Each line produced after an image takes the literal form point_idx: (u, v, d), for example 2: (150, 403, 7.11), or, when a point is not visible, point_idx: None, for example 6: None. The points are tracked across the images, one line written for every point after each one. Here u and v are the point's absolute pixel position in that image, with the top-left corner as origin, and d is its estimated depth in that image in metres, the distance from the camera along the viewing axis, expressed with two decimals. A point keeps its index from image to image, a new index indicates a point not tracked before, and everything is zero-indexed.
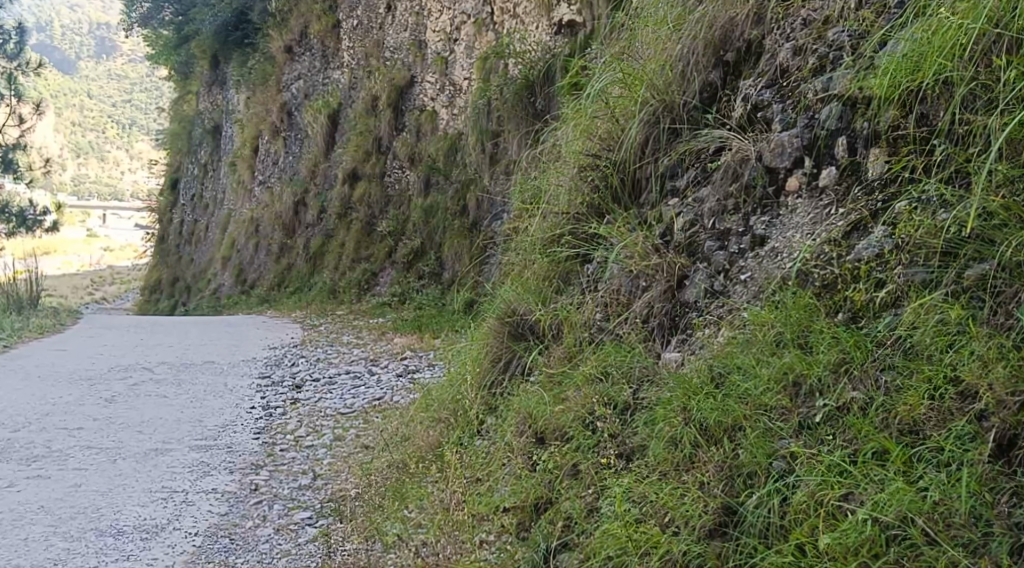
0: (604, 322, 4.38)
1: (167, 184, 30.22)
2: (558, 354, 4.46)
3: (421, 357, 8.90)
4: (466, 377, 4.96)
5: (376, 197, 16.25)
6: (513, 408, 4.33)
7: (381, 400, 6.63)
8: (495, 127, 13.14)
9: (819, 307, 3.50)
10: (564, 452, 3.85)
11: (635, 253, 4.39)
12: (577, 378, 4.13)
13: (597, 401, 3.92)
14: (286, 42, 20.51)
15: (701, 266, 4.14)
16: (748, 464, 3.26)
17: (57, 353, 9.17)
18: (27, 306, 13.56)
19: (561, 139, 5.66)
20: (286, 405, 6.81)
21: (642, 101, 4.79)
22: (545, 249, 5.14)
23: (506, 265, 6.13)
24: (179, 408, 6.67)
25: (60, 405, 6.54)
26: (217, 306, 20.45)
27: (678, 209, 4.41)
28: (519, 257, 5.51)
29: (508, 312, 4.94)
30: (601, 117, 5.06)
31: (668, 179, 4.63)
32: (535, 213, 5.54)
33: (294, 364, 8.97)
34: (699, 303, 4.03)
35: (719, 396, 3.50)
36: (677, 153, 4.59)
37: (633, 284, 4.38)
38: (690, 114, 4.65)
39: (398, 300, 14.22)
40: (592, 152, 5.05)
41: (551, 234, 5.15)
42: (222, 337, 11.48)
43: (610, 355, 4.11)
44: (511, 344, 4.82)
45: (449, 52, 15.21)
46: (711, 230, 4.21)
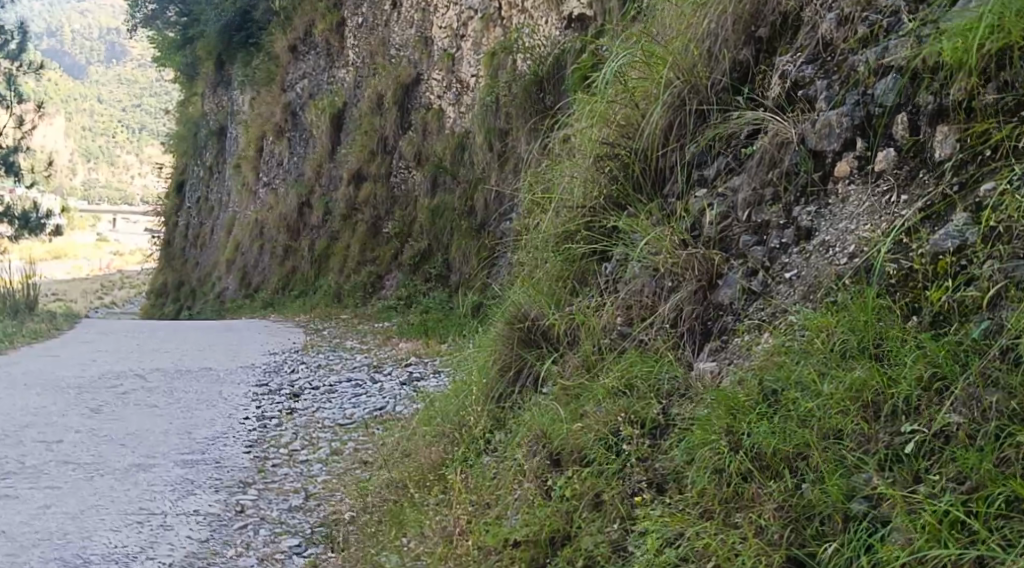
0: (627, 329, 3.99)
1: (173, 187, 29.92)
2: (574, 364, 4.05)
3: (426, 363, 8.50)
4: (471, 389, 4.55)
5: (382, 198, 15.88)
6: (525, 425, 3.92)
7: (383, 411, 6.21)
8: (503, 125, 12.78)
9: (891, 309, 3.09)
10: (583, 477, 3.43)
11: (664, 254, 3.98)
12: (597, 392, 3.71)
13: (624, 419, 3.50)
14: (291, 41, 20.18)
15: (738, 265, 3.77)
16: (818, 506, 2.80)
17: (48, 360, 8.78)
18: (23, 310, 13.23)
19: (573, 129, 5.27)
20: (282, 416, 6.40)
21: (665, 82, 4.45)
22: (558, 246, 4.72)
23: (513, 266, 5.73)
24: (168, 419, 6.26)
25: (41, 416, 6.13)
26: (222, 310, 20.10)
27: (709, 201, 4.06)
28: (528, 257, 5.10)
29: (517, 317, 4.51)
30: (619, 102, 4.70)
31: (697, 168, 4.27)
32: (545, 208, 5.14)
33: (293, 371, 8.56)
34: (735, 306, 3.66)
35: (772, 420, 3.08)
36: (706, 139, 4.24)
37: (658, 283, 3.99)
38: (719, 96, 4.30)
39: (404, 303, 13.82)
40: (609, 140, 4.68)
41: (564, 230, 4.73)
42: (220, 342, 11.08)
43: (636, 366, 3.70)
44: (521, 351, 4.40)
45: (456, 49, 14.84)
46: (747, 224, 3.85)
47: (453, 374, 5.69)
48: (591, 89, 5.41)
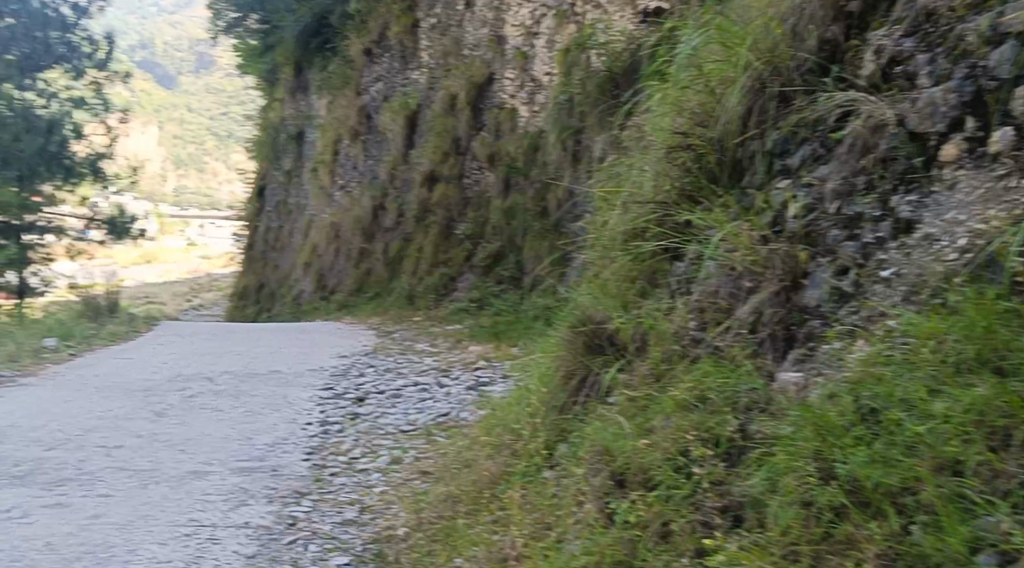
0: (701, 334, 3.72)
1: (254, 192, 30.42)
2: (640, 374, 3.78)
3: (495, 368, 8.27)
4: (533, 397, 4.28)
5: (455, 199, 15.74)
6: (589, 438, 3.67)
7: (449, 417, 6.00)
8: (578, 124, 12.56)
9: (1014, 313, 2.85)
10: (649, 502, 3.20)
11: (743, 251, 3.75)
12: (666, 405, 3.47)
13: (690, 439, 3.27)
14: (365, 44, 20.24)
15: (824, 262, 3.55)
16: (933, 549, 2.54)
17: (121, 363, 8.83)
18: (104, 313, 13.48)
19: (643, 119, 4.97)
20: (345, 421, 6.23)
21: (743, 66, 4.20)
22: (627, 245, 4.40)
23: (580, 266, 5.43)
24: (230, 423, 6.15)
25: (105, 420, 6.09)
26: (299, 313, 20.24)
27: (795, 192, 3.80)
28: (594, 256, 4.82)
29: (581, 320, 4.19)
30: (694, 89, 4.47)
31: (778, 158, 4.00)
32: (613, 204, 4.87)
33: (361, 375, 8.40)
34: (823, 309, 3.43)
35: (872, 447, 2.84)
36: (791, 125, 3.96)
37: (734, 286, 3.73)
38: (804, 79, 4.04)
39: (476, 306, 13.62)
40: (682, 129, 4.38)
41: (632, 227, 4.44)
42: (292, 344, 11.05)
43: (708, 380, 3.45)
44: (584, 356, 4.11)
45: (529, 47, 14.60)
46: (837, 217, 3.62)
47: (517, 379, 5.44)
48: (663, 79, 5.13)
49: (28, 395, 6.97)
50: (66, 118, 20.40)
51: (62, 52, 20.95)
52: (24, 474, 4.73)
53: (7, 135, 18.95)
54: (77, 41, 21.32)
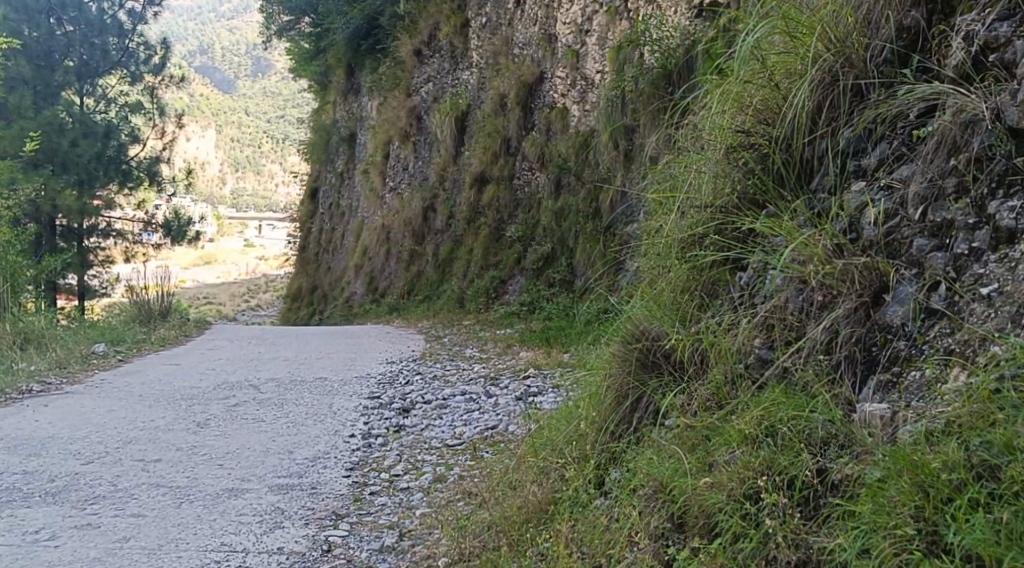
0: (769, 355, 3.56)
1: (307, 194, 30.58)
2: (701, 402, 3.63)
3: (546, 376, 7.97)
4: (582, 416, 4.07)
5: (505, 201, 15.51)
6: (646, 467, 3.51)
7: (499, 431, 5.75)
8: (631, 122, 12.26)
9: None
10: (716, 549, 3.11)
11: (815, 259, 3.53)
12: (730, 436, 3.34)
13: (753, 477, 3.17)
14: (416, 44, 20.13)
15: (907, 276, 3.37)
16: None
17: (169, 369, 8.77)
18: (156, 316, 13.57)
19: (699, 114, 4.73)
20: (389, 434, 6.02)
21: (812, 58, 3.96)
22: (684, 254, 4.17)
23: (636, 268, 5.18)
24: (272, 436, 5.98)
25: (145, 431, 5.97)
26: (351, 315, 20.20)
27: (872, 196, 3.62)
28: (648, 262, 4.59)
29: (636, 335, 3.97)
30: (756, 82, 4.17)
31: (853, 158, 3.82)
32: (668, 206, 4.64)
33: (408, 383, 8.19)
34: (910, 329, 3.26)
35: (989, 512, 2.71)
36: (866, 123, 3.76)
37: (805, 300, 3.53)
38: (880, 72, 3.81)
39: (527, 309, 13.38)
40: (743, 128, 4.17)
41: (692, 233, 4.21)
42: (341, 349, 10.93)
43: (772, 407, 3.34)
44: (638, 374, 3.89)
45: (580, 45, 14.29)
46: (924, 224, 3.42)
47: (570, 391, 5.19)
48: (723, 69, 4.79)
49: (72, 403, 6.90)
50: (121, 125, 20.90)
51: (119, 57, 21.25)
52: (57, 491, 4.61)
53: (64, 140, 18.87)
54: (133, 47, 21.62)
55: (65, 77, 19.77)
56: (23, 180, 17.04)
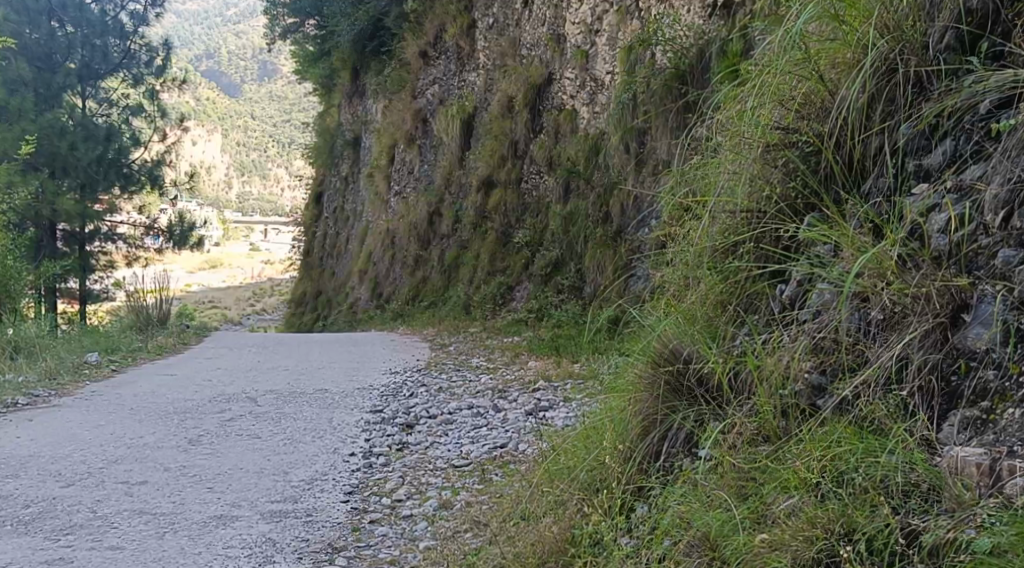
0: (824, 382, 3.28)
1: (312, 198, 30.28)
2: (749, 440, 3.32)
3: (556, 389, 7.57)
4: (603, 441, 3.80)
5: (512, 205, 15.16)
6: (685, 513, 3.20)
7: (510, 450, 5.38)
8: (642, 124, 11.95)
9: None
10: None
11: (887, 273, 3.22)
12: (788, 480, 3.03)
13: (813, 537, 2.82)
14: (422, 46, 19.82)
15: (991, 293, 3.04)
16: None
17: (164, 380, 8.43)
18: (155, 323, 13.25)
19: (727, 109, 4.50)
20: (391, 453, 5.65)
21: (864, 45, 3.70)
22: (716, 262, 3.99)
23: (659, 273, 4.91)
24: (266, 454, 5.63)
25: (131, 449, 5.62)
26: (355, 321, 19.87)
27: (939, 200, 3.32)
28: (675, 269, 4.34)
29: (666, 354, 3.72)
30: (797, 74, 3.90)
31: (911, 157, 3.55)
32: (697, 211, 4.38)
33: (412, 395, 7.81)
34: (999, 358, 2.93)
35: None
36: (927, 117, 3.48)
37: (862, 319, 3.28)
38: (940, 61, 3.53)
39: (534, 317, 13.02)
40: (782, 125, 3.94)
41: (727, 240, 4.00)
42: (345, 357, 10.59)
43: (840, 453, 3.00)
44: (666, 399, 3.64)
45: (590, 45, 13.95)
46: (1010, 233, 3.07)
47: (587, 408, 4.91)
48: (755, 61, 4.53)
49: (57, 418, 6.57)
50: (122, 128, 20.59)
51: (122, 60, 20.97)
52: (30, 520, 4.27)
53: (64, 144, 18.52)
54: (135, 49, 21.35)
55: (68, 80, 19.48)
56: (20, 183, 16.73)
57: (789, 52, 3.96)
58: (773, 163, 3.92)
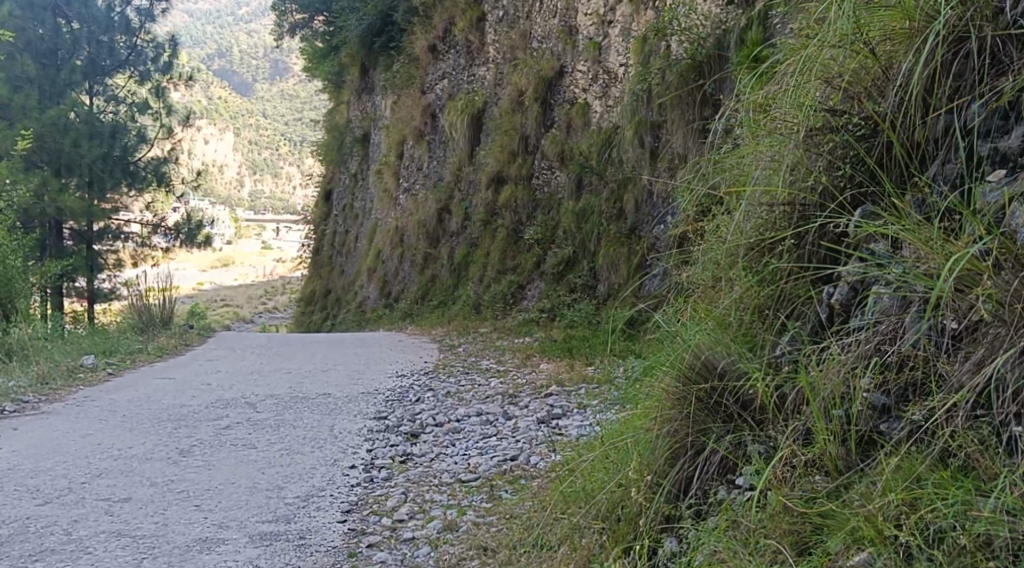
0: (890, 404, 2.95)
1: (321, 196, 29.97)
2: (807, 473, 3.00)
3: (569, 394, 7.22)
4: (627, 463, 3.52)
5: (523, 201, 14.78)
6: (727, 557, 2.87)
7: (522, 464, 5.02)
8: (657, 117, 11.62)
9: None
10: None
11: (980, 278, 2.80)
12: (863, 532, 2.66)
13: None
14: (431, 40, 19.46)
15: None
16: None
17: (160, 385, 8.11)
18: (157, 324, 12.91)
19: (766, 90, 4.18)
20: (394, 465, 5.29)
21: (926, 15, 3.35)
22: (753, 261, 3.74)
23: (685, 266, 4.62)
24: (261, 467, 5.27)
25: (116, 460, 5.28)
26: (364, 321, 19.54)
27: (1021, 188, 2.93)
28: (704, 268, 4.06)
29: (703, 367, 3.45)
30: (845, 49, 3.56)
31: (985, 140, 3.20)
32: (731, 203, 4.07)
33: (417, 401, 7.45)
34: None
35: None
36: (1000, 96, 3.15)
37: (939, 333, 2.90)
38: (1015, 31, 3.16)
39: (546, 316, 12.65)
40: (828, 106, 3.59)
41: (762, 236, 3.74)
42: (351, 359, 10.26)
43: (923, 498, 2.64)
44: (697, 417, 3.38)
45: (602, 37, 13.56)
46: None
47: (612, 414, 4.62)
48: (797, 35, 4.20)
49: (44, 426, 6.24)
50: (127, 126, 20.26)
51: (128, 57, 20.71)
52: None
53: (66, 141, 18.15)
54: (141, 46, 21.07)
55: (72, 77, 19.14)
56: (21, 179, 16.41)
57: (838, 23, 3.63)
58: (824, 145, 3.57)
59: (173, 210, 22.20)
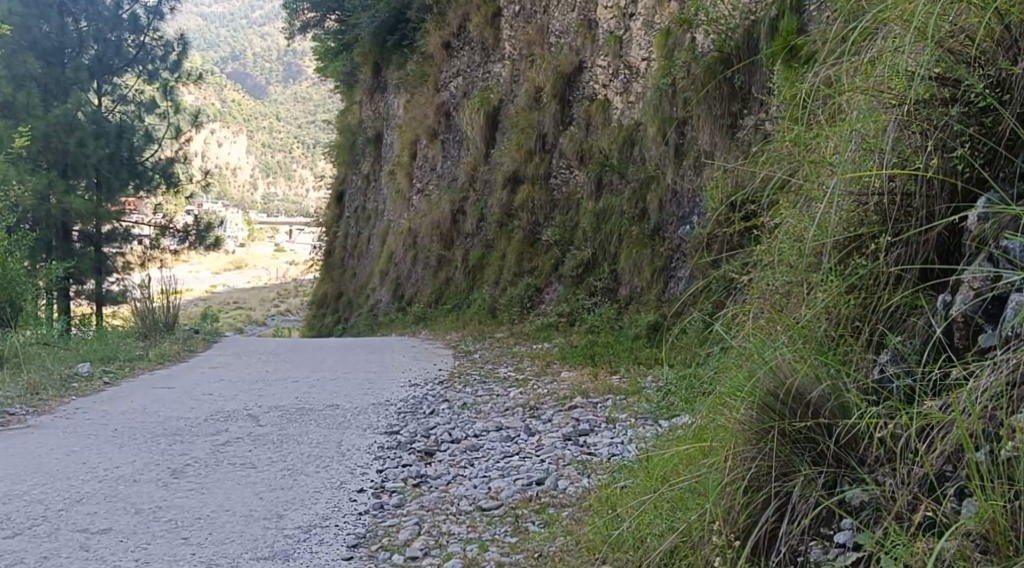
0: None
1: (333, 197, 29.51)
2: (958, 545, 2.64)
3: (595, 407, 6.71)
4: (694, 508, 3.39)
5: (541, 202, 14.27)
6: None
7: (550, 491, 4.50)
8: (682, 113, 11.11)
9: None
10: None
11: None
12: None
13: None
14: (444, 37, 18.96)
15: None
16: None
17: (159, 395, 7.63)
18: (160, 329, 12.43)
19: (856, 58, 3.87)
20: (406, 489, 4.78)
21: None
22: (839, 265, 3.52)
23: (758, 263, 4.42)
24: (259, 490, 4.79)
25: (100, 483, 4.80)
26: (376, 325, 19.06)
27: None
28: (776, 274, 3.90)
29: (791, 397, 3.25)
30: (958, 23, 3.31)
31: None
32: (811, 196, 3.85)
33: (432, 414, 6.94)
34: None
35: None
36: None
37: None
38: None
39: (566, 321, 12.14)
40: (933, 82, 3.33)
41: (848, 231, 3.57)
42: (362, 366, 9.79)
43: None
44: (785, 461, 3.21)
45: (624, 30, 13.05)
46: None
47: (665, 440, 4.34)
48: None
49: (28, 442, 5.78)
50: (134, 126, 19.85)
51: (136, 55, 20.32)
52: None
53: (71, 140, 17.69)
54: (149, 44, 20.67)
55: (77, 75, 18.65)
56: (23, 177, 15.98)
57: None
58: (936, 122, 3.33)
59: (185, 214, 21.97)
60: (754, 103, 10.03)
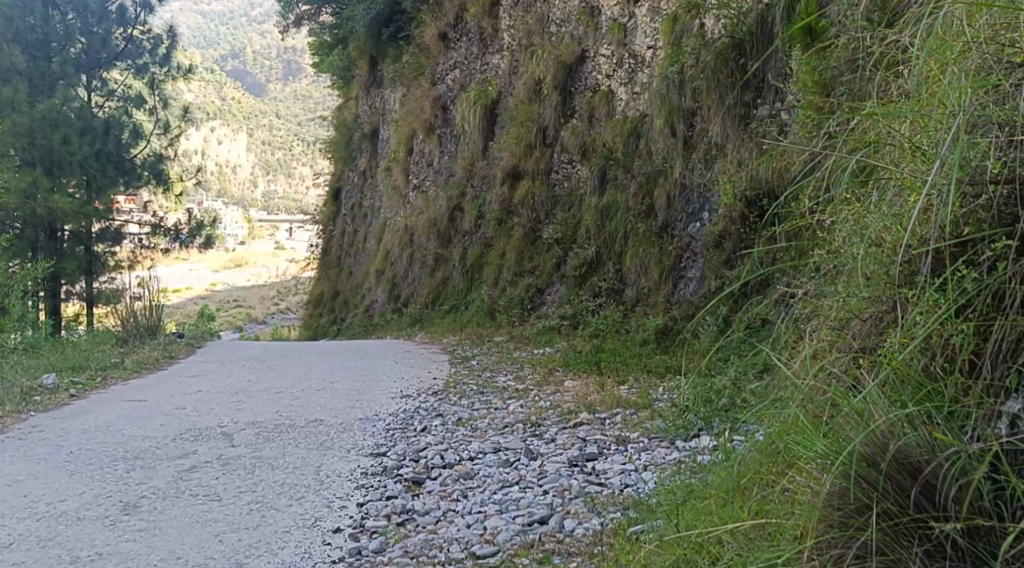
0: None
1: (329, 194, 28.87)
2: None
3: (602, 424, 6.10)
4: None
5: (541, 198, 13.65)
6: None
7: (555, 535, 3.94)
8: (691, 103, 10.50)
9: None
10: None
11: None
12: None
13: None
14: (441, 28, 18.30)
15: None
16: None
17: (127, 411, 7.01)
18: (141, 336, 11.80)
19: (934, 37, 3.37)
20: (389, 529, 4.17)
21: None
22: (944, 288, 2.98)
23: (832, 269, 3.88)
24: (220, 530, 4.19)
25: (39, 523, 4.21)
26: (371, 327, 18.44)
27: None
28: (849, 292, 3.44)
29: (900, 466, 2.83)
30: None
31: None
32: (893, 181, 3.31)
33: (424, 432, 6.32)
34: None
35: None
36: None
37: None
38: None
39: (568, 324, 11.52)
40: None
41: (950, 236, 3.01)
42: (352, 375, 9.16)
43: None
44: (888, 545, 2.78)
45: (628, 17, 12.41)
46: None
47: (714, 479, 3.81)
48: None
49: None
50: (122, 122, 19.07)
51: (124, 49, 19.68)
52: None
53: (55, 137, 16.92)
54: (137, 38, 20.01)
55: (63, 69, 18.00)
56: None
57: None
58: None
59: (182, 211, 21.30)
60: (768, 92, 9.47)
